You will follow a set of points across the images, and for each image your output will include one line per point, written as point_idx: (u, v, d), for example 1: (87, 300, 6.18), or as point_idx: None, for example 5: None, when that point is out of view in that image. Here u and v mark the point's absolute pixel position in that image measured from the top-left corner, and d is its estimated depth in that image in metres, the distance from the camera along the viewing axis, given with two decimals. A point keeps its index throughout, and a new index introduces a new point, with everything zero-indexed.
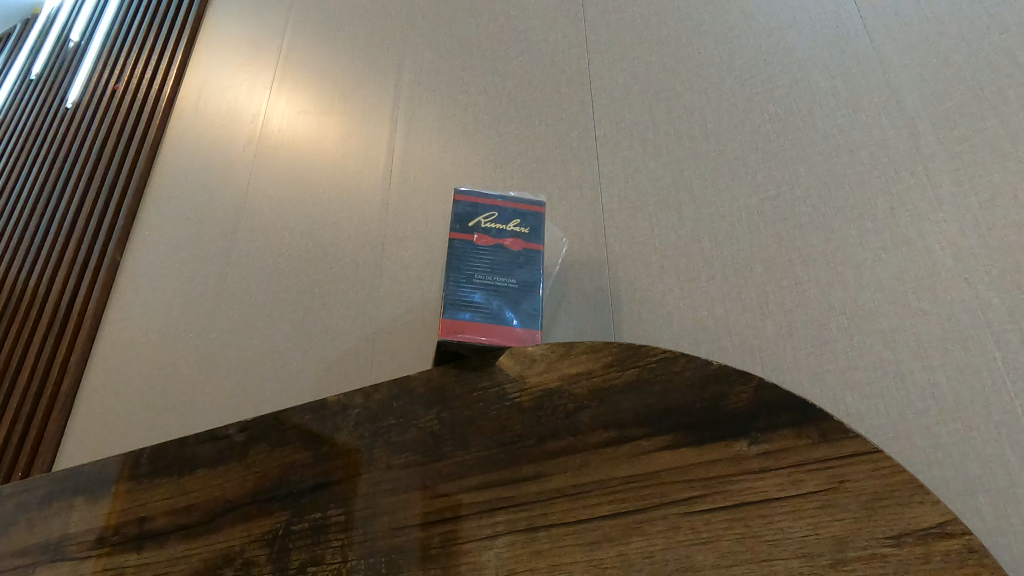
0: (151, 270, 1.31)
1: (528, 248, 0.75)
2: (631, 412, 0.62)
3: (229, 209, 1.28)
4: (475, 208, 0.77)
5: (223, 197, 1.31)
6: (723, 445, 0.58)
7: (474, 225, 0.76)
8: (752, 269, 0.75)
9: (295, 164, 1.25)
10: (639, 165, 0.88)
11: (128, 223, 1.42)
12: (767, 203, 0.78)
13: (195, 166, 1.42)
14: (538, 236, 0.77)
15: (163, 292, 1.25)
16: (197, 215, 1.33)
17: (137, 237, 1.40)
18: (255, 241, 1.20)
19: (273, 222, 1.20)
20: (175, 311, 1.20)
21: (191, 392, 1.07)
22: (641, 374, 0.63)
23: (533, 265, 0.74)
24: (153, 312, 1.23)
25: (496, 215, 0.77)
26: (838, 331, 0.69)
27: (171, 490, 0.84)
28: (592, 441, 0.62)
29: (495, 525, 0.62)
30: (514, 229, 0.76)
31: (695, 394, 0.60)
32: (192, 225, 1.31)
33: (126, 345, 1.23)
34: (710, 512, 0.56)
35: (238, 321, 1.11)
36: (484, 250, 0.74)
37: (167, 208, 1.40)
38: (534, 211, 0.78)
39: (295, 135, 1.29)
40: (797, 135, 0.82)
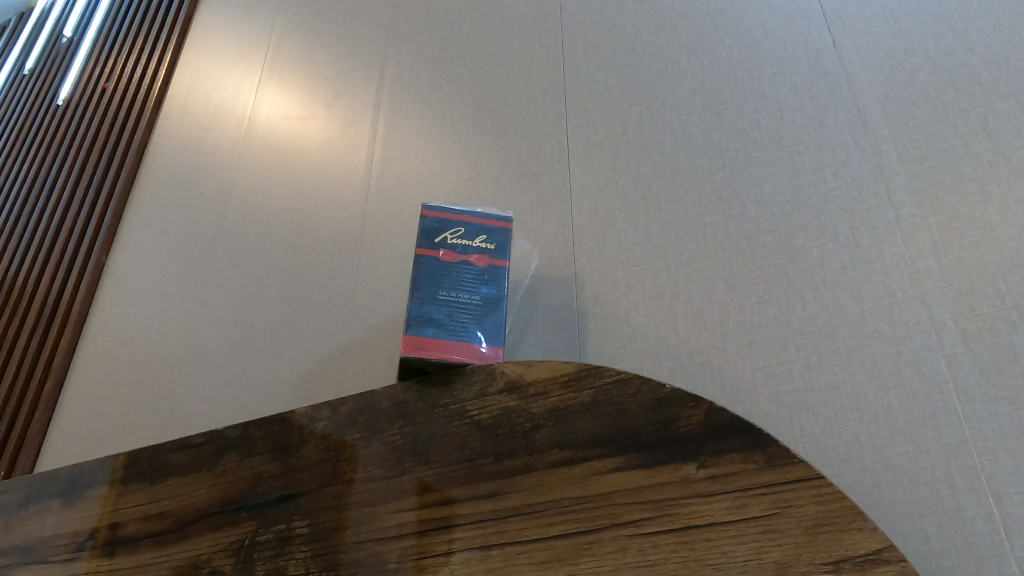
0: (135, 272, 1.32)
1: (494, 264, 0.76)
2: (585, 433, 0.63)
3: (212, 212, 1.29)
4: (442, 224, 0.78)
5: (207, 200, 1.32)
6: (672, 468, 0.59)
7: (441, 241, 0.77)
8: (716, 286, 0.76)
9: (278, 168, 1.26)
10: (610, 179, 0.88)
11: (114, 223, 1.43)
12: (732, 220, 0.79)
13: (180, 169, 1.43)
14: (504, 252, 0.77)
15: (146, 294, 1.26)
16: (181, 217, 1.34)
17: (122, 237, 1.41)
18: (236, 246, 1.21)
19: (255, 226, 1.21)
20: (157, 314, 1.21)
21: (169, 396, 1.08)
22: (597, 395, 0.64)
23: (498, 282, 0.75)
24: (135, 314, 1.24)
25: (463, 231, 0.78)
26: (796, 351, 0.70)
27: (143, 497, 0.85)
28: (547, 461, 0.63)
29: (451, 541, 0.64)
30: (481, 244, 0.77)
31: (648, 417, 0.61)
32: (176, 227, 1.32)
33: (109, 346, 1.24)
34: (657, 534, 0.57)
35: (218, 327, 1.12)
36: (450, 266, 0.75)
37: (152, 209, 1.40)
38: (500, 226, 0.79)
39: (278, 139, 1.30)
40: (765, 151, 0.82)
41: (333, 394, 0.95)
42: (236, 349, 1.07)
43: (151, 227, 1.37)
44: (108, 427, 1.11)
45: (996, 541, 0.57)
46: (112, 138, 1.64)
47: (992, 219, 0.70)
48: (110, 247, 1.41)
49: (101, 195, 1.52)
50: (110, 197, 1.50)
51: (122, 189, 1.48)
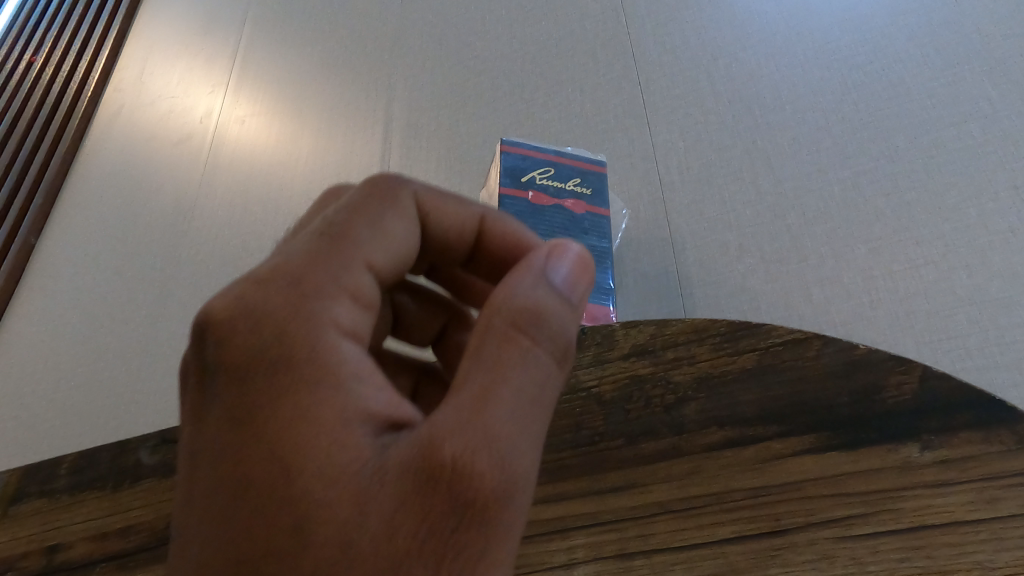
0: (79, 255, 1.06)
1: (591, 214, 0.63)
2: (753, 406, 0.49)
3: (180, 174, 1.09)
4: (527, 161, 0.64)
5: (170, 161, 1.11)
6: (885, 451, 0.45)
7: (529, 182, 0.63)
8: (853, 249, 0.64)
9: (267, 130, 1.08)
10: (701, 135, 0.76)
11: (47, 200, 1.14)
12: (862, 177, 0.68)
13: (137, 133, 1.18)
14: (601, 200, 0.64)
15: (89, 267, 1.04)
16: (134, 179, 1.12)
17: (59, 214, 1.13)
18: (217, 214, 1.02)
19: (240, 192, 1.02)
20: (115, 302, 0.98)
21: (132, 390, 0.89)
22: (762, 360, 0.50)
23: (597, 235, 0.62)
24: (76, 291, 1.02)
25: (552, 172, 0.64)
26: (968, 324, 0.58)
27: (100, 509, 0.64)
28: (703, 443, 0.48)
29: (571, 549, 0.47)
30: (574, 189, 0.64)
31: (839, 386, 0.48)
32: (128, 191, 1.11)
33: (42, 343, 0.98)
34: (876, 536, 0.42)
35: (195, 310, 0.92)
36: (543, 209, 0.62)
37: (89, 169, 1.17)
38: (593, 171, 0.66)
39: (265, 99, 1.12)
40: (890, 104, 0.71)
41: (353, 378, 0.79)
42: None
43: (102, 201, 1.12)
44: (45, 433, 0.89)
45: None
46: (30, 98, 1.31)
47: None
48: (41, 227, 1.12)
49: (19, 157, 1.23)
50: (34, 170, 1.19)
51: (59, 164, 1.17)
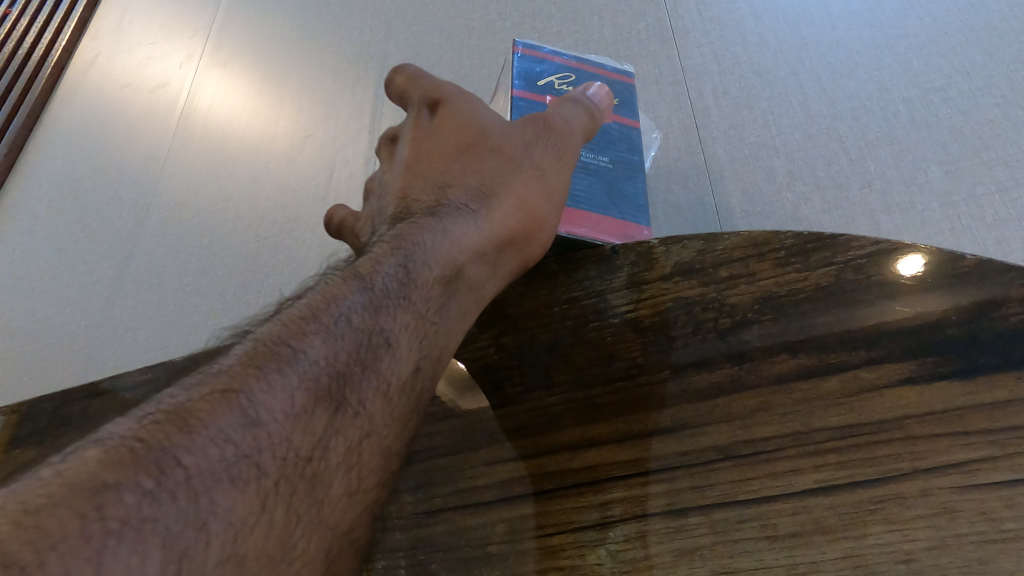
0: (41, 210, 0.96)
1: (617, 123, 0.53)
2: (835, 331, 0.38)
3: (151, 122, 0.99)
4: (543, 64, 0.54)
5: (141, 109, 1.01)
6: (1015, 380, 0.35)
7: (545, 86, 0.53)
8: (928, 172, 0.54)
9: (250, 76, 0.98)
10: (738, 55, 0.66)
11: (11, 152, 1.03)
12: (933, 95, 0.58)
13: (108, 84, 1.07)
14: (630, 109, 0.54)
15: (49, 221, 0.94)
16: (102, 128, 1.02)
17: (22, 167, 1.02)
18: (190, 162, 0.92)
19: (217, 139, 0.92)
20: (79, 257, 0.89)
21: (93, 340, 0.81)
22: (843, 276, 0.40)
23: (626, 146, 0.52)
24: (33, 247, 0.92)
25: (573, 76, 0.54)
26: None
27: (38, 468, 0.53)
28: (770, 374, 0.38)
29: (604, 504, 0.37)
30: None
31: (946, 303, 0.37)
32: (94, 141, 1.00)
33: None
34: (1012, 485, 0.32)
35: (167, 269, 0.83)
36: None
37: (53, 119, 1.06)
38: (622, 78, 0.55)
39: (249, 46, 1.03)
40: (964, 17, 0.61)
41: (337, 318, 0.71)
42: (199, 298, 0.80)
43: (65, 154, 1.01)
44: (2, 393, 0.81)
45: None
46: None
47: None
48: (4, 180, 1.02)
49: None
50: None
51: (24, 115, 1.07)
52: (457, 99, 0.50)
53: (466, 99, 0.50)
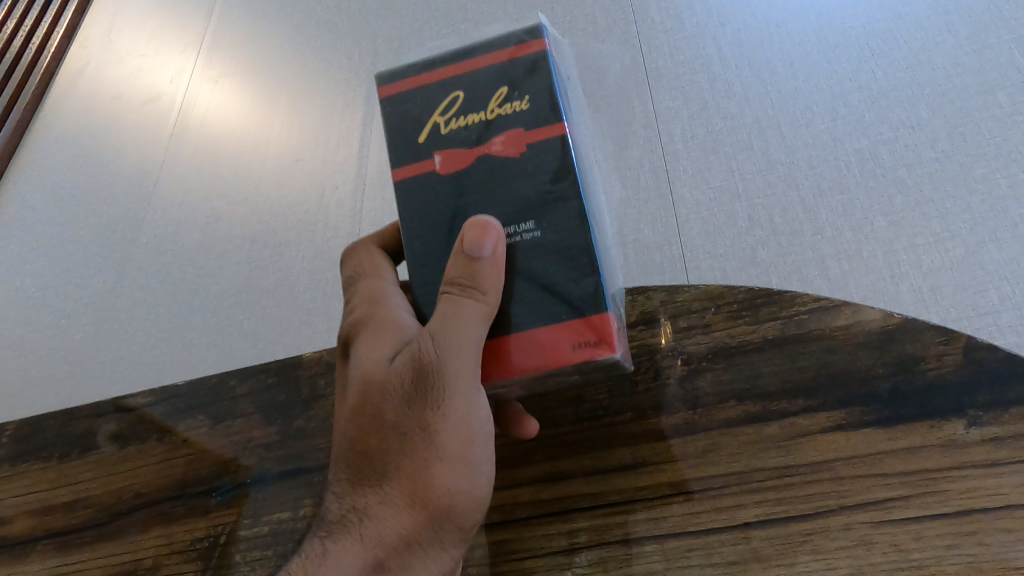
0: (38, 218, 1.00)
1: (533, 144, 0.41)
2: (777, 380, 0.43)
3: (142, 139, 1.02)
4: (432, 103, 0.43)
5: (134, 123, 1.04)
6: (928, 427, 0.40)
7: (432, 139, 0.42)
8: (873, 222, 0.59)
9: (241, 97, 1.02)
10: (707, 101, 0.71)
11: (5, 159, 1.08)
12: (882, 147, 0.63)
13: (101, 95, 1.11)
14: (548, 108, 0.41)
15: (46, 234, 0.98)
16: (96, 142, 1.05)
17: (16, 173, 1.07)
18: (181, 180, 0.95)
19: (208, 160, 0.96)
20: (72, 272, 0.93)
21: (89, 354, 0.85)
22: (786, 329, 0.45)
23: (552, 172, 0.40)
24: (31, 259, 0.97)
25: (462, 101, 0.42)
26: (999, 301, 0.54)
27: (43, 482, 0.59)
28: (720, 418, 0.43)
29: (572, 533, 0.42)
30: (504, 112, 0.41)
31: (873, 356, 0.43)
32: (88, 154, 1.04)
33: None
34: (920, 521, 0.38)
35: (161, 287, 0.87)
36: (465, 177, 0.41)
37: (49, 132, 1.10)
38: (523, 54, 0.42)
39: (238, 63, 1.06)
40: (913, 70, 0.66)
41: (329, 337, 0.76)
42: (187, 317, 0.84)
43: (61, 166, 1.05)
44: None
45: None
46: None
47: None
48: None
49: None
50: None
51: (18, 122, 1.11)
52: (369, 316, 0.42)
53: (375, 314, 0.42)
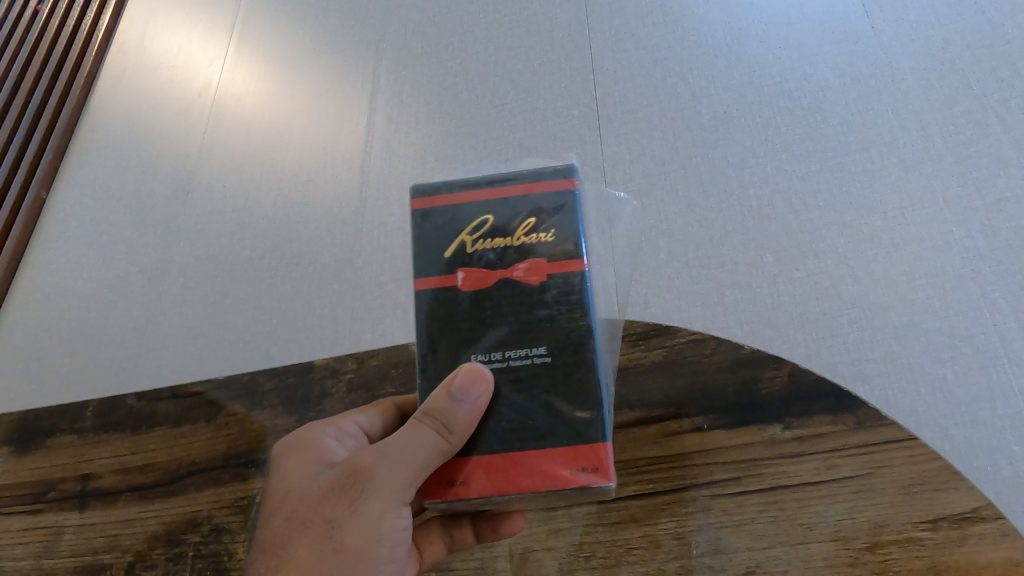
0: (86, 213, 1.13)
1: (554, 276, 0.50)
2: (659, 393, 0.60)
3: (172, 142, 1.15)
4: (484, 214, 0.52)
5: (163, 127, 1.17)
6: (757, 429, 0.57)
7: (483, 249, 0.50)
8: (764, 258, 0.75)
9: (256, 110, 1.13)
10: (646, 148, 0.86)
11: (55, 155, 1.20)
12: (778, 195, 0.78)
13: (138, 99, 1.23)
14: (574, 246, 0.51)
15: (88, 224, 1.11)
16: (130, 143, 1.18)
17: (66, 171, 1.19)
18: (210, 185, 1.07)
19: (231, 165, 1.08)
20: (110, 258, 1.06)
21: (125, 334, 0.97)
22: (668, 355, 0.62)
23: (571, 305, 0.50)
24: (75, 246, 1.09)
25: (491, 226, 0.51)
26: (850, 325, 0.69)
27: (120, 448, 0.77)
28: (617, 421, 0.60)
29: None
30: (530, 241, 0.51)
31: (728, 377, 0.59)
32: (125, 154, 1.17)
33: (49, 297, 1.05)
34: (744, 494, 0.55)
35: (191, 276, 1.00)
36: (485, 297, 0.50)
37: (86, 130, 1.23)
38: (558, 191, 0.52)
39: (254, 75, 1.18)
40: (809, 129, 0.81)
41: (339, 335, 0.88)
42: (220, 312, 0.95)
43: (99, 163, 1.18)
44: (36, 375, 0.96)
45: None
46: (31, 56, 1.37)
47: None
48: (51, 181, 1.18)
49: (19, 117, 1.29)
50: (42, 128, 1.25)
51: (65, 123, 1.23)
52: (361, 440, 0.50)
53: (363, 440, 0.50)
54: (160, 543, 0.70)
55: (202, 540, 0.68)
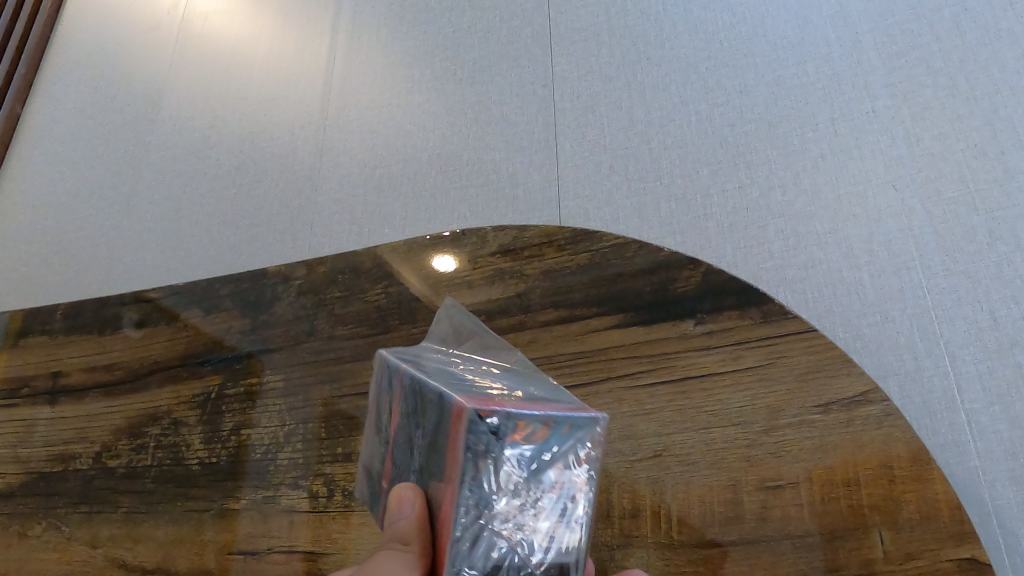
0: (61, 130, 1.14)
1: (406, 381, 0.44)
2: (582, 293, 0.64)
3: (138, 59, 1.16)
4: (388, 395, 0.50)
5: (130, 45, 1.18)
6: (669, 325, 0.60)
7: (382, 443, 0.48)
8: (699, 170, 0.77)
9: (220, 29, 1.13)
10: (593, 66, 0.88)
11: (31, 72, 1.20)
12: (715, 109, 0.80)
13: (110, 16, 1.22)
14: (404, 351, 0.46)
15: (55, 139, 1.13)
16: (96, 59, 1.19)
17: (40, 87, 1.19)
18: (179, 102, 1.09)
19: (197, 80, 1.09)
20: (78, 173, 1.08)
21: (94, 247, 1.00)
22: (593, 258, 0.65)
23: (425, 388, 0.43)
24: (44, 161, 1.12)
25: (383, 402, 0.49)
26: (775, 232, 0.72)
27: (89, 348, 0.81)
28: (543, 319, 0.64)
29: None
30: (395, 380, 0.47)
31: (646, 279, 0.63)
32: (90, 70, 1.18)
33: (26, 211, 1.08)
34: (654, 384, 0.59)
35: (157, 190, 1.02)
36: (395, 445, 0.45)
37: (53, 46, 1.23)
38: None
39: None
40: (750, 45, 0.83)
41: (299, 249, 0.90)
42: (184, 223, 0.97)
43: (65, 79, 1.19)
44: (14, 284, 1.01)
45: (951, 403, 0.61)
46: None
47: (960, 108, 0.73)
48: (27, 97, 1.19)
49: None
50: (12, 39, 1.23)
51: (36, 37, 1.23)
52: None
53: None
54: (125, 434, 0.74)
55: (162, 432, 0.73)
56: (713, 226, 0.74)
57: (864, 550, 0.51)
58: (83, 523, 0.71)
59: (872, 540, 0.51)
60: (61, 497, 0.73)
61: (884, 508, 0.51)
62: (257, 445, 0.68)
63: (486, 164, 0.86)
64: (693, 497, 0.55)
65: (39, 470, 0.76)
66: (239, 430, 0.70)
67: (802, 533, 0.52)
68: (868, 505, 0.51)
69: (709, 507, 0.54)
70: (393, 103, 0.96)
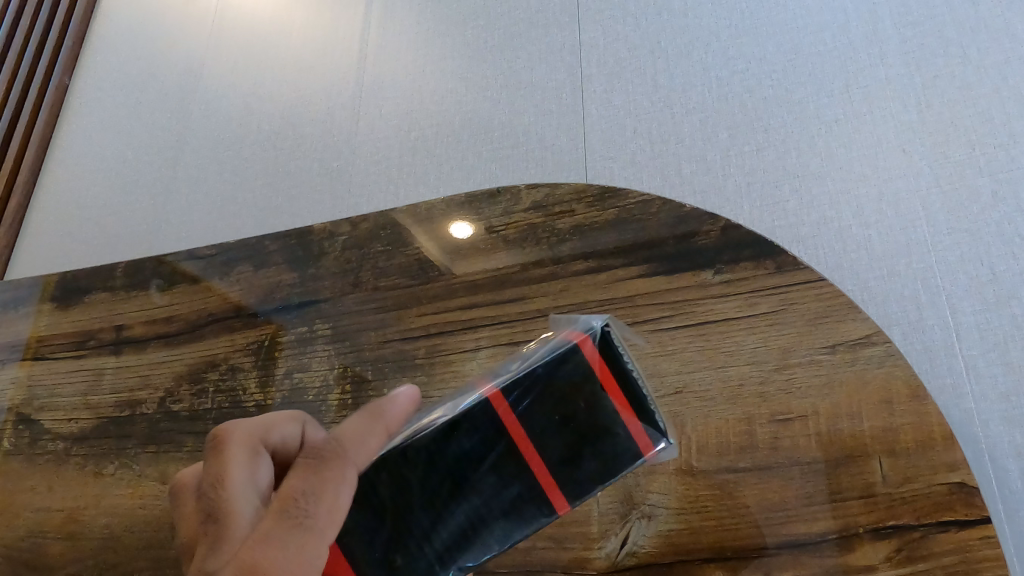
0: (107, 98, 1.20)
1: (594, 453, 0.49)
2: (609, 246, 0.69)
3: (179, 29, 1.21)
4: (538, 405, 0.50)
5: (172, 15, 1.23)
6: (690, 275, 0.66)
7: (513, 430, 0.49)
8: (718, 133, 0.82)
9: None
10: (619, 35, 0.92)
11: (78, 43, 1.26)
12: (735, 76, 0.85)
13: None
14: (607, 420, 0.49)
15: (103, 107, 1.19)
16: (140, 29, 1.24)
17: (87, 57, 1.25)
18: (220, 71, 1.14)
19: (237, 50, 1.15)
20: (127, 140, 1.14)
21: (144, 210, 1.06)
22: (619, 214, 0.70)
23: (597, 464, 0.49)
24: (93, 128, 1.18)
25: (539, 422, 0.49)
26: (790, 192, 0.77)
27: (149, 302, 0.88)
28: (573, 270, 0.69)
29: (477, 339, 0.69)
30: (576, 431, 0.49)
31: (668, 233, 0.68)
32: (134, 40, 1.23)
33: (79, 177, 1.14)
34: (675, 328, 0.64)
35: (202, 155, 1.08)
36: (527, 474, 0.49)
37: (98, 17, 1.29)
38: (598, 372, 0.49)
39: None
40: (770, 15, 0.87)
41: (339, 209, 0.95)
42: (229, 186, 1.03)
43: (110, 49, 1.24)
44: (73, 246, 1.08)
45: (950, 350, 0.66)
46: None
47: (969, 76, 0.76)
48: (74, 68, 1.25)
49: None
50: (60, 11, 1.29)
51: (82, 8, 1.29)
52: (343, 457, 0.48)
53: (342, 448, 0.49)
54: (187, 380, 0.81)
55: (221, 376, 0.79)
56: (732, 185, 0.79)
57: (865, 476, 0.55)
58: (151, 461, 0.77)
59: (872, 466, 0.56)
60: (130, 438, 0.80)
61: (883, 438, 0.56)
62: (310, 387, 0.74)
63: (517, 128, 0.91)
64: (711, 429, 0.60)
65: (107, 414, 0.83)
66: (292, 374, 0.76)
67: (810, 461, 0.57)
68: (869, 435, 0.57)
69: (725, 438, 0.60)
70: (427, 71, 1.01)
